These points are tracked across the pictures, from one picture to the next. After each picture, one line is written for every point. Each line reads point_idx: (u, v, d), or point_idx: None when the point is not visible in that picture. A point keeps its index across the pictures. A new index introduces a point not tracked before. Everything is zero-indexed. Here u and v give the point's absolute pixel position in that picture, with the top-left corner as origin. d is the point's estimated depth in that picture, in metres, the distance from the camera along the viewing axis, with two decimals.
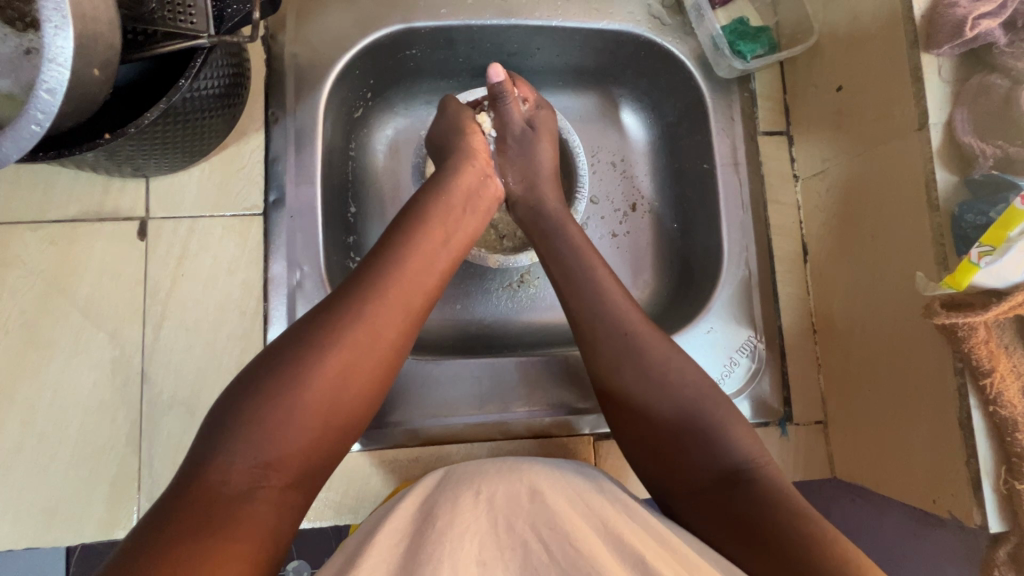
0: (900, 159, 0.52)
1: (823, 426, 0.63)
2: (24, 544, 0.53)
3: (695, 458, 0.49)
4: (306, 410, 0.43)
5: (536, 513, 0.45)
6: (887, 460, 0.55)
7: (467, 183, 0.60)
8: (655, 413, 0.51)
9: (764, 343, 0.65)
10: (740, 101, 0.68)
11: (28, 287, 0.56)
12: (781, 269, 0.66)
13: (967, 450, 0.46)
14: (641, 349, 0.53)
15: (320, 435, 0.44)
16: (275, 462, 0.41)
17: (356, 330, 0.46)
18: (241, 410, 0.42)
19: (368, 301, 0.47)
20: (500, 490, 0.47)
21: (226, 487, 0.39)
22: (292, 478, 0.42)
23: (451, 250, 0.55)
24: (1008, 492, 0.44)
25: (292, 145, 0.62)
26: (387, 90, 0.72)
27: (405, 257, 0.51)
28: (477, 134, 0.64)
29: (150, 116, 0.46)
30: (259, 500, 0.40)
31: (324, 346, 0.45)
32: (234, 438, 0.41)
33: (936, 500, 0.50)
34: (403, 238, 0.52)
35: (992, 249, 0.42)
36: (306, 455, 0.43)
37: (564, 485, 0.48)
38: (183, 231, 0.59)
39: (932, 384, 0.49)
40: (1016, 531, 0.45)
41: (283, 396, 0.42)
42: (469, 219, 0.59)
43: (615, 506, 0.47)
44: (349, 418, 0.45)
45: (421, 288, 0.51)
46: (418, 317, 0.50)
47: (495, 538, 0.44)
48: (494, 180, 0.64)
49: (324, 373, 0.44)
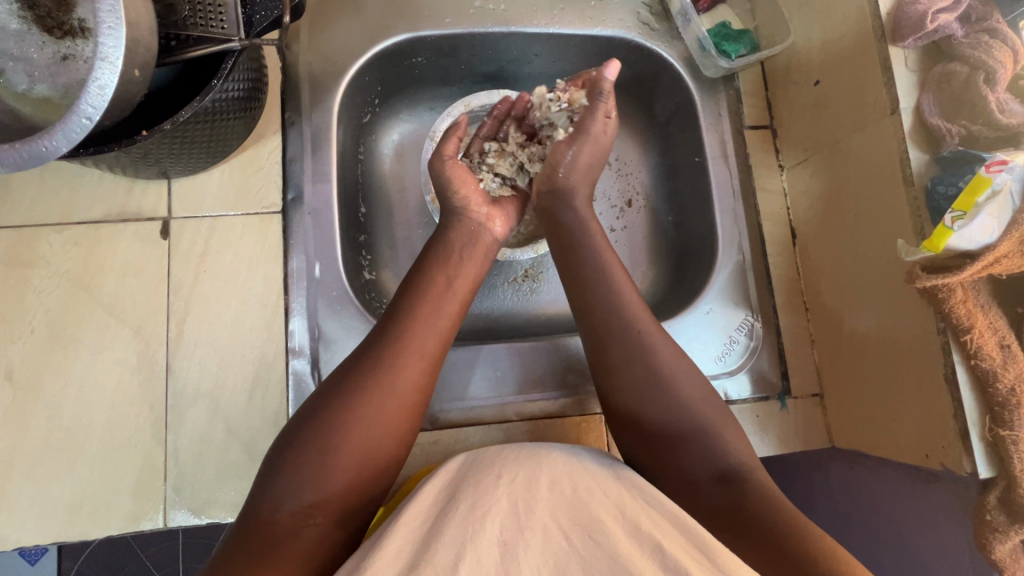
0: (877, 143, 0.56)
1: (820, 398, 0.67)
2: (53, 538, 0.54)
3: (693, 438, 0.52)
4: (339, 453, 0.47)
5: (557, 501, 0.46)
6: (880, 428, 0.59)
7: (465, 232, 0.64)
8: (664, 388, 0.54)
9: (760, 321, 0.68)
10: (726, 98, 0.73)
11: (52, 287, 0.58)
12: (772, 252, 0.70)
13: (954, 404, 0.50)
14: (644, 330, 0.57)
15: (356, 475, 0.47)
16: (317, 502, 0.46)
17: (379, 378, 0.51)
18: (284, 456, 0.47)
19: (388, 349, 0.53)
20: (521, 474, 0.48)
21: (275, 526, 0.44)
22: (334, 516, 0.46)
23: (459, 291, 0.60)
24: (994, 438, 0.48)
25: (307, 148, 0.65)
26: (393, 98, 0.76)
27: (415, 307, 0.56)
28: (471, 184, 0.66)
29: (185, 114, 0.49)
30: (307, 536, 0.44)
31: (352, 394, 0.50)
32: (278, 483, 0.46)
33: (929, 455, 0.53)
34: (412, 291, 0.58)
35: (963, 213, 0.46)
36: (345, 495, 0.47)
37: (581, 469, 0.50)
38: (205, 229, 0.61)
39: (917, 355, 0.53)
40: (1003, 475, 0.48)
41: (318, 444, 0.47)
42: (468, 264, 0.63)
43: (627, 489, 0.48)
44: (382, 457, 0.49)
45: (434, 331, 0.55)
46: (435, 358, 0.54)
47: (515, 520, 0.44)
48: (491, 229, 0.66)
49: (355, 418, 0.49)
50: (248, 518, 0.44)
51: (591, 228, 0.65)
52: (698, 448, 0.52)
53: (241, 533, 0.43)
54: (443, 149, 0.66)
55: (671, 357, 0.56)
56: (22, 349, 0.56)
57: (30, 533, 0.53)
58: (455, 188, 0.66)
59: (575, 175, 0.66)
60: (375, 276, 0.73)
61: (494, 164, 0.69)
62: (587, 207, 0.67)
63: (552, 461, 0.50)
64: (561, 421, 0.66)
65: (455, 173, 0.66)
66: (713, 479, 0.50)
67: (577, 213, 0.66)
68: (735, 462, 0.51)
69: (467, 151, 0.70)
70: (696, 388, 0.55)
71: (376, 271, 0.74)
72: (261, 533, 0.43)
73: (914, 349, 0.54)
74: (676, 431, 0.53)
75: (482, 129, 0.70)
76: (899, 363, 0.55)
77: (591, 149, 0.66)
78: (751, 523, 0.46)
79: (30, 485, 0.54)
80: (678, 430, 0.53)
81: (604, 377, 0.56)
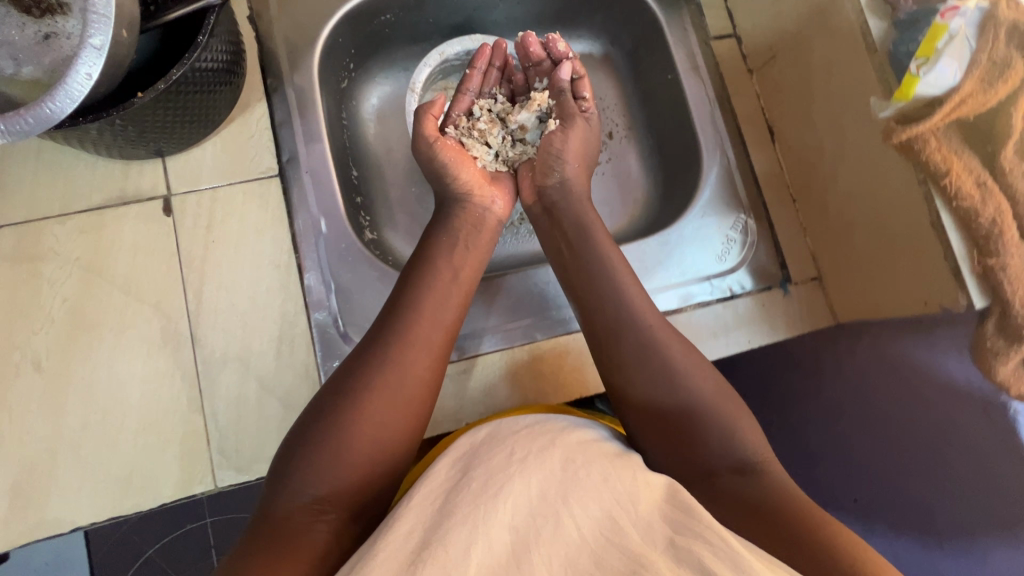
0: (836, 20, 0.59)
1: (818, 281, 0.70)
2: (109, 513, 0.55)
3: (710, 428, 0.52)
4: (349, 449, 0.49)
5: (568, 485, 0.43)
6: (879, 295, 0.62)
7: (471, 217, 0.66)
8: (666, 363, 0.55)
9: (752, 218, 0.71)
10: (689, 14, 0.76)
11: (65, 276, 0.58)
12: (754, 152, 0.73)
13: (943, 245, 0.53)
14: (642, 310, 0.58)
15: (367, 468, 0.49)
16: (328, 500, 0.47)
17: (386, 374, 0.52)
18: (294, 454, 0.48)
19: (393, 345, 0.54)
20: (535, 443, 0.47)
21: (288, 523, 0.45)
22: (346, 510, 0.48)
23: (462, 283, 0.62)
24: (984, 270, 0.51)
25: (295, 111, 0.66)
26: (367, 61, 0.77)
27: (419, 299, 0.57)
28: (466, 163, 0.68)
29: (176, 74, 0.51)
30: (318, 532, 0.45)
31: (359, 391, 0.51)
32: (291, 480, 0.47)
33: (928, 301, 0.56)
34: (416, 278, 0.59)
35: (926, 60, 0.51)
36: (356, 488, 0.48)
37: (594, 443, 0.49)
38: (206, 201, 0.62)
39: (907, 230, 0.56)
40: (997, 302, 0.52)
41: (328, 442, 0.48)
42: (470, 252, 0.64)
43: (638, 473, 0.45)
44: (392, 450, 0.51)
45: (439, 323, 0.57)
46: (441, 351, 0.56)
47: (528, 505, 0.42)
48: (493, 210, 0.68)
49: (363, 414, 0.50)
50: (262, 515, 0.46)
51: (580, 208, 0.67)
52: (717, 440, 0.51)
53: (255, 532, 0.45)
54: (422, 131, 0.67)
55: (683, 356, 0.55)
56: (45, 339, 0.57)
57: (85, 512, 0.54)
58: (449, 165, 0.67)
59: (561, 155, 0.68)
60: (377, 235, 0.75)
61: (483, 130, 0.70)
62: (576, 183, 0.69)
63: (570, 437, 0.48)
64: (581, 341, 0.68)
65: (448, 153, 0.67)
66: (735, 475, 0.49)
67: (568, 190, 0.68)
68: (749, 452, 0.51)
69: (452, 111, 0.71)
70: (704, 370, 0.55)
71: (377, 231, 0.75)
72: (274, 529, 0.45)
73: (904, 220, 0.57)
74: (691, 416, 0.52)
75: (469, 84, 0.71)
76: (886, 230, 0.59)
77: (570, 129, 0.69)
78: (784, 535, 0.44)
79: (77, 466, 0.55)
80: (693, 421, 0.52)
81: (619, 373, 0.56)
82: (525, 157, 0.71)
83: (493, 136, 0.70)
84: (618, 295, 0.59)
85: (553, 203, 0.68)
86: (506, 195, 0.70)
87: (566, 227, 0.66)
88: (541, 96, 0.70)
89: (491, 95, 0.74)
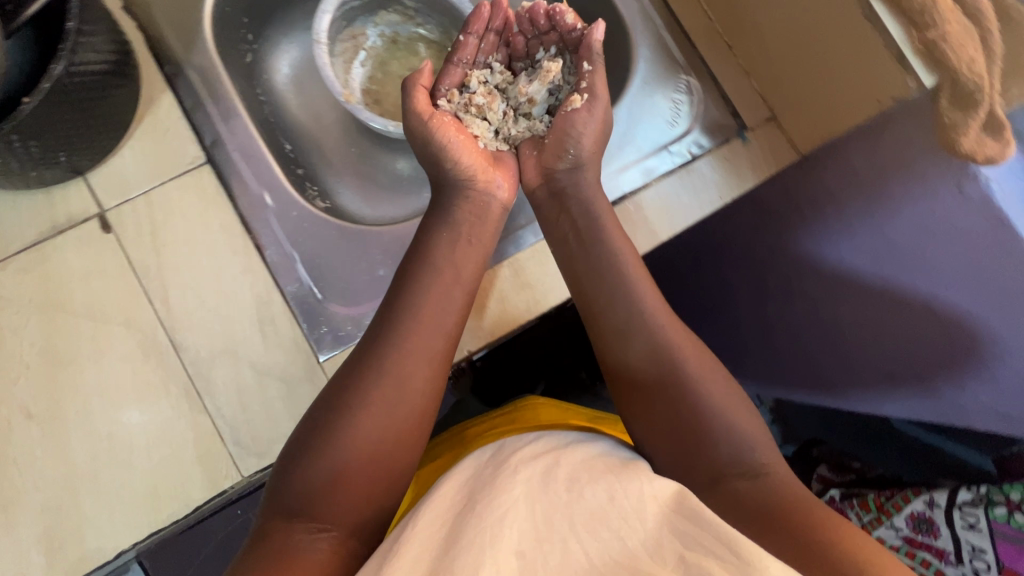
0: None
1: (774, 120, 0.69)
2: (148, 530, 0.55)
3: (717, 435, 0.52)
4: (348, 463, 0.50)
5: (572, 508, 0.44)
6: (830, 116, 0.62)
7: (475, 207, 0.64)
8: (675, 360, 0.55)
9: (694, 76, 0.70)
10: None
11: (23, 320, 0.56)
12: (679, 8, 0.71)
13: (880, 32, 0.52)
14: (648, 308, 0.58)
15: (367, 480, 0.50)
16: (329, 519, 0.48)
17: (384, 387, 0.53)
18: (294, 474, 0.49)
19: (389, 355, 0.54)
20: (541, 469, 0.49)
21: (287, 539, 0.46)
22: (345, 527, 0.48)
23: (465, 280, 0.60)
24: (925, 45, 0.51)
25: (203, 93, 0.63)
26: (265, 28, 0.74)
27: (416, 305, 0.57)
28: (467, 145, 0.64)
29: (58, 69, 0.47)
30: (317, 549, 0.46)
31: (356, 405, 0.52)
32: (290, 500, 0.48)
33: (878, 100, 0.56)
34: (414, 279, 0.58)
35: None
36: (355, 505, 0.49)
37: (600, 462, 0.50)
38: (144, 207, 0.59)
39: (846, 36, 0.55)
40: (945, 74, 0.51)
41: (324, 458, 0.49)
42: (472, 249, 0.62)
43: (646, 483, 0.45)
44: (394, 462, 0.52)
45: (438, 331, 0.56)
46: (441, 360, 0.56)
47: (535, 531, 0.43)
48: (497, 194, 0.66)
49: (361, 426, 0.51)
50: (262, 530, 0.47)
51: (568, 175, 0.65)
52: (725, 445, 0.51)
53: (254, 545, 0.46)
54: (417, 111, 0.63)
55: (695, 362, 0.56)
56: (27, 385, 0.55)
57: (123, 536, 0.54)
58: (449, 148, 0.62)
59: (579, 138, 0.64)
60: (330, 203, 0.74)
61: (481, 106, 0.66)
62: (588, 174, 0.65)
63: (573, 458, 0.50)
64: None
65: (451, 136, 0.63)
66: (744, 478, 0.49)
67: (579, 177, 0.65)
68: (755, 456, 0.51)
69: (444, 83, 0.66)
70: (710, 368, 0.56)
71: (329, 199, 0.74)
72: (270, 546, 0.45)
73: (841, 25, 0.55)
74: (700, 414, 0.53)
75: (462, 53, 0.66)
76: (826, 36, 0.57)
77: (594, 109, 0.63)
78: (789, 533, 0.43)
79: (99, 496, 0.54)
80: (702, 424, 0.52)
81: (626, 379, 0.56)
82: (528, 135, 0.68)
83: (494, 113, 0.67)
84: (615, 299, 0.59)
85: (562, 190, 0.65)
86: (511, 177, 0.67)
87: (561, 190, 0.65)
88: (555, 67, 0.65)
89: (484, 64, 0.68)
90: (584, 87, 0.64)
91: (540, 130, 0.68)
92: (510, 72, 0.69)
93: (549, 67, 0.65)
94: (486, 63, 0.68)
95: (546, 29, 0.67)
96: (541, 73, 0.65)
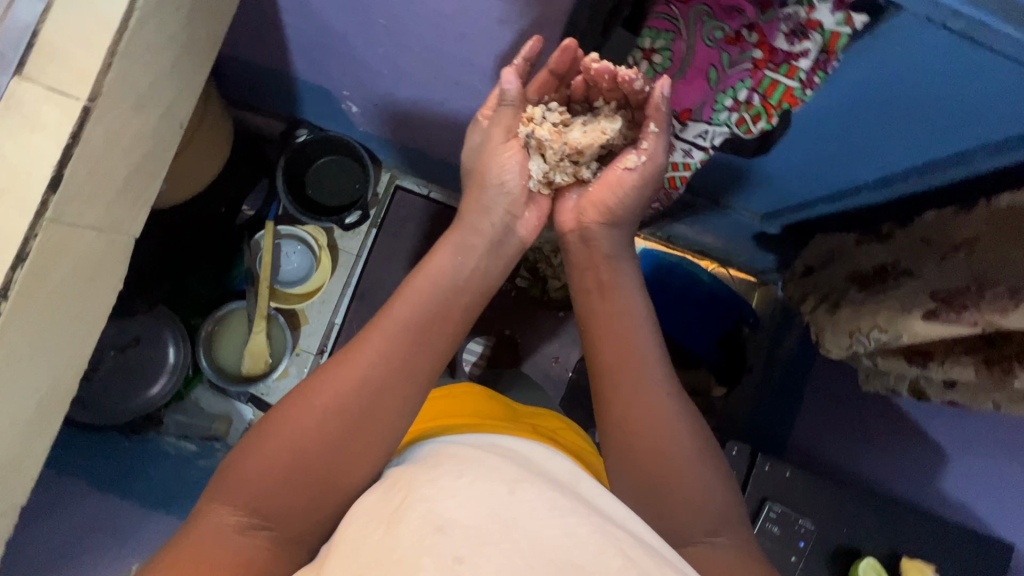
0: None
1: None
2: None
3: (681, 481, 0.97)
4: (292, 463, 0.82)
5: (500, 522, 0.70)
6: None
7: (568, 209, 1.24)
8: (679, 439, 1.00)
9: None
10: None
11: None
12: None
13: None
14: (641, 334, 1.09)
15: (309, 483, 0.82)
16: (261, 514, 0.79)
17: (366, 421, 0.87)
18: (248, 456, 0.83)
19: (370, 390, 0.89)
20: (562, 506, 0.76)
21: (223, 521, 0.77)
22: (274, 532, 0.79)
23: (449, 319, 1.01)
24: None
25: None
26: None
27: (417, 311, 0.98)
28: (524, 163, 1.15)
29: None
30: (249, 542, 0.77)
31: (341, 428, 0.85)
32: (232, 497, 0.79)
33: None
34: (418, 326, 0.96)
35: None
36: (304, 506, 0.82)
37: (584, 520, 0.75)
38: None
39: None
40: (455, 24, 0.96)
41: (277, 459, 0.82)
42: (486, 275, 1.11)
43: (560, 510, 0.75)
44: (348, 473, 0.85)
45: (416, 363, 0.93)
46: (405, 368, 0.92)
47: (473, 532, 0.68)
48: (525, 218, 1.20)
49: (336, 433, 0.85)
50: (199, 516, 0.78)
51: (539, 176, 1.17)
52: (702, 513, 0.94)
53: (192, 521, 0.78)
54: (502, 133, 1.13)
55: (682, 426, 1.02)
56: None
57: None
58: (513, 163, 1.14)
59: (614, 191, 1.16)
60: None
61: (543, 138, 1.12)
62: (617, 231, 1.21)
63: (538, 500, 0.75)
64: (16, 101, 0.79)
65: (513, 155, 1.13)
66: (703, 543, 0.92)
67: (601, 235, 1.21)
68: (714, 528, 0.94)
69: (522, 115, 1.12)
70: (693, 436, 1.01)
71: None
72: (208, 532, 0.76)
73: None
74: (682, 471, 0.97)
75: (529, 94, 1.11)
76: None
77: (640, 165, 1.11)
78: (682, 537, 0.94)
79: None
80: (688, 481, 0.96)
81: (613, 389, 1.05)
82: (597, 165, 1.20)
83: (554, 172, 1.18)
84: (615, 329, 1.10)
85: (593, 239, 1.22)
86: (540, 211, 1.22)
87: (577, 236, 1.24)
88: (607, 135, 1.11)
89: (550, 111, 1.13)
90: (639, 152, 1.10)
91: (581, 176, 1.20)
92: (569, 120, 1.15)
93: (606, 131, 1.11)
94: (553, 112, 1.14)
95: (613, 93, 1.08)
96: (610, 130, 1.10)
